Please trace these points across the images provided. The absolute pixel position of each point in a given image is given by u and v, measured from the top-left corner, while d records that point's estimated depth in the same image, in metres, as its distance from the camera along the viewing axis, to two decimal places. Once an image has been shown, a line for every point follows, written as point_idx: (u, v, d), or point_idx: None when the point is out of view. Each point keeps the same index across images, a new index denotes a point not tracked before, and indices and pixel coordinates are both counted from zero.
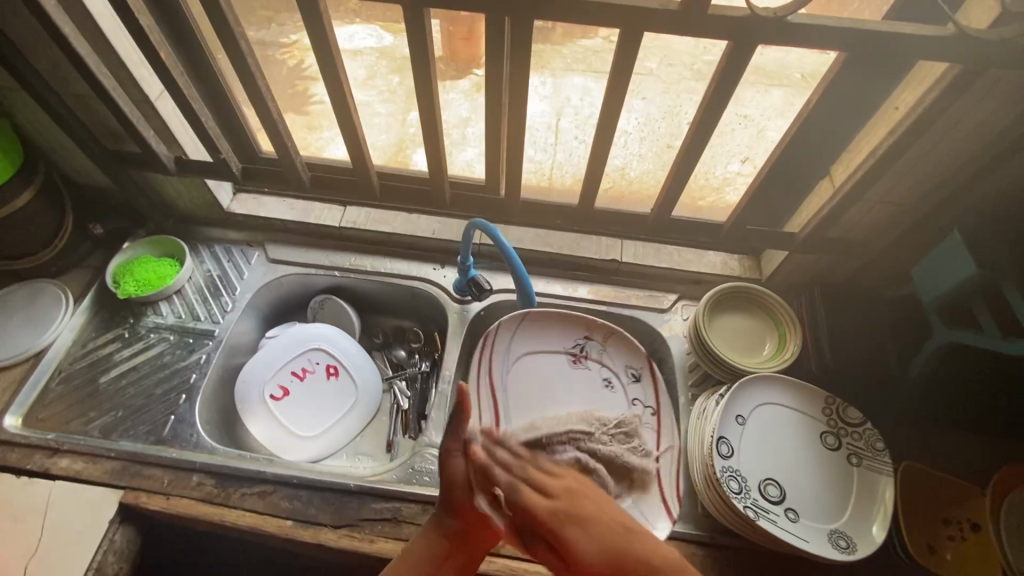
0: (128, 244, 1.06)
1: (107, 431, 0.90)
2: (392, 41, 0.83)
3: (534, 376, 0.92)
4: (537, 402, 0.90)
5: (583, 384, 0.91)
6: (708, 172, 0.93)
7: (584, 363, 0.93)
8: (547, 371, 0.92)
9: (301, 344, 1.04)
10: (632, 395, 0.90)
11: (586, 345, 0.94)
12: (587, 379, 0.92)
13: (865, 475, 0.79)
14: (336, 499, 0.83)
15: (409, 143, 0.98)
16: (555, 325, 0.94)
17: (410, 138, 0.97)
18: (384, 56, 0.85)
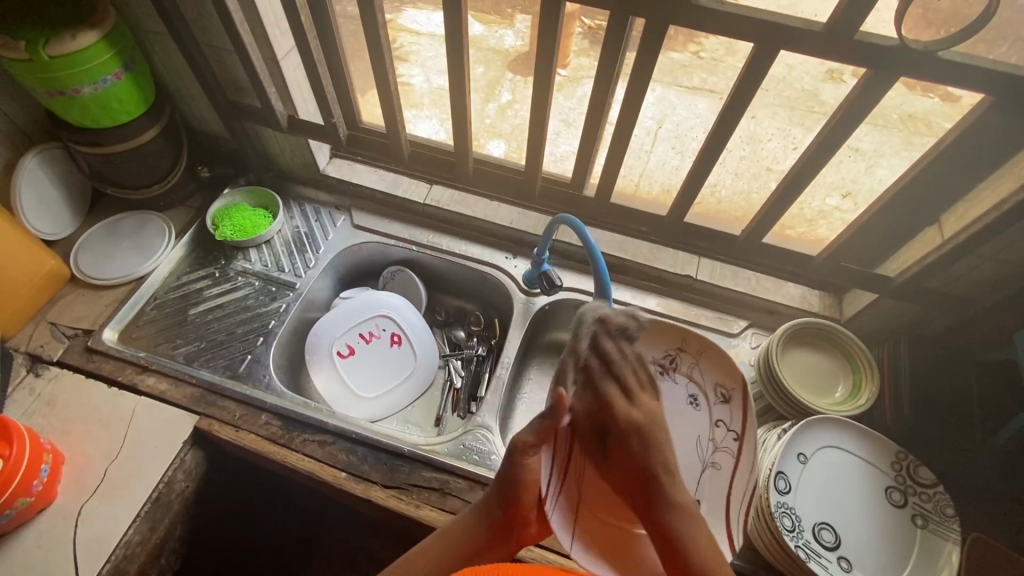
0: (229, 191, 1.13)
1: (191, 358, 0.97)
2: (482, 31, 0.92)
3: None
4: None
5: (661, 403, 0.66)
6: (803, 203, 0.93)
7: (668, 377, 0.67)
8: None
9: (371, 309, 1.08)
10: (715, 415, 0.63)
11: (676, 357, 0.67)
12: (674, 400, 0.66)
13: (929, 539, 0.75)
14: (389, 461, 0.86)
15: (483, 134, 1.04)
16: (637, 338, 0.67)
17: (483, 129, 1.03)
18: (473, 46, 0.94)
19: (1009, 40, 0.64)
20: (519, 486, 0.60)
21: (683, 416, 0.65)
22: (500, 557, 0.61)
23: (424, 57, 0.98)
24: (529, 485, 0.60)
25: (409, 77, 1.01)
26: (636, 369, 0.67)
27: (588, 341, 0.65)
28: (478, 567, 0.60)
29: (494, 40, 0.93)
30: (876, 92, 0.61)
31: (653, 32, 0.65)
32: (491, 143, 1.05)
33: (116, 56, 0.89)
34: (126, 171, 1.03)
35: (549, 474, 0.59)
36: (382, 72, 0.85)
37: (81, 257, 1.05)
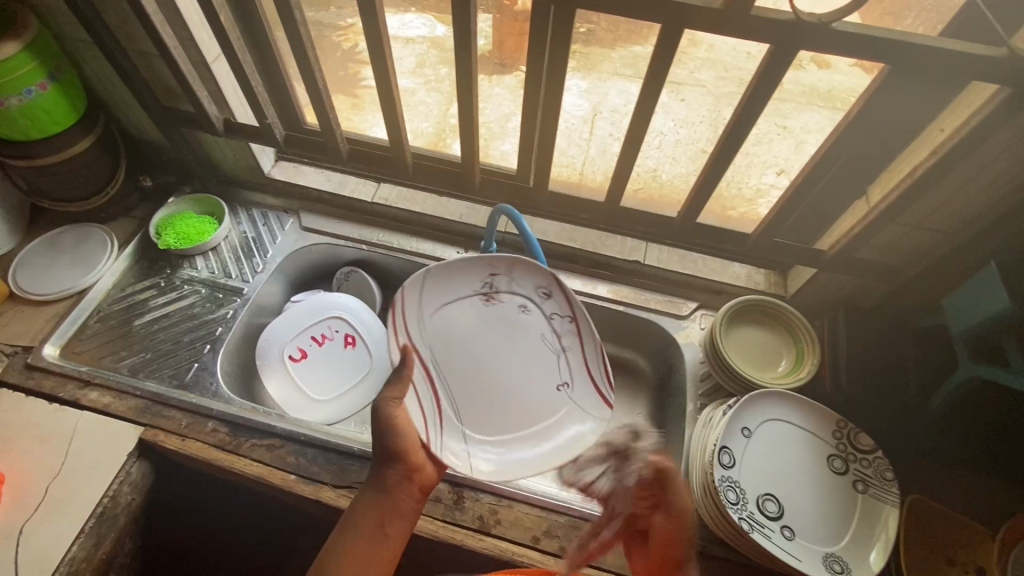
0: (173, 200, 1.12)
1: (136, 370, 0.95)
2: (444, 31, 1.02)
3: (458, 327, 0.72)
4: (473, 342, 0.72)
5: (501, 326, 0.72)
6: (740, 181, 0.96)
7: (494, 302, 0.73)
8: (457, 323, 0.72)
9: (323, 311, 1.08)
10: (549, 312, 0.72)
11: (494, 281, 0.72)
12: (501, 318, 0.73)
13: (869, 503, 0.77)
14: (340, 460, 0.85)
15: (448, 133, 1.04)
16: (452, 271, 0.71)
17: (449, 128, 1.03)
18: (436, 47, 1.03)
19: (914, 11, 0.67)
20: (392, 433, 0.65)
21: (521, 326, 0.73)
22: (404, 514, 0.65)
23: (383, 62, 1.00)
24: (398, 429, 0.65)
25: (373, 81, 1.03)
26: (461, 302, 0.72)
27: (426, 291, 0.70)
28: (388, 535, 0.63)
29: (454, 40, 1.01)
30: (780, 67, 0.62)
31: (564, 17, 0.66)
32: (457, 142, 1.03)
33: (41, 66, 0.87)
34: (62, 183, 1.01)
35: (423, 407, 0.68)
36: (313, 72, 0.85)
37: (20, 273, 1.03)
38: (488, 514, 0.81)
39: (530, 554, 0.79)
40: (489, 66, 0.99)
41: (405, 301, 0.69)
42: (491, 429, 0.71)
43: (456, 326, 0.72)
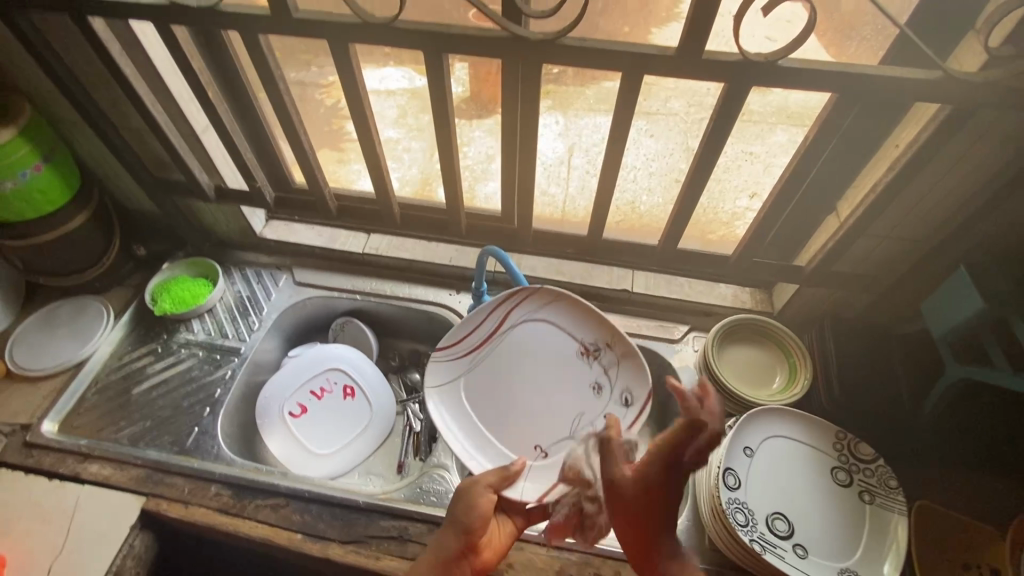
0: (167, 265, 1.14)
1: (136, 439, 0.95)
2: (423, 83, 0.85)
3: (524, 397, 0.86)
4: (522, 406, 0.86)
5: (549, 411, 0.85)
6: (716, 207, 0.98)
7: (559, 446, 0.82)
8: (548, 423, 0.84)
9: (321, 364, 1.09)
10: (552, 446, 0.82)
11: (543, 448, 0.83)
12: (579, 376, 0.86)
13: (877, 514, 0.77)
14: (345, 515, 0.84)
15: (434, 179, 1.00)
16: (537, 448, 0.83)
17: (435, 175, 0.99)
18: (415, 97, 0.88)
19: (856, 41, 0.70)
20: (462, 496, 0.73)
21: (547, 412, 0.85)
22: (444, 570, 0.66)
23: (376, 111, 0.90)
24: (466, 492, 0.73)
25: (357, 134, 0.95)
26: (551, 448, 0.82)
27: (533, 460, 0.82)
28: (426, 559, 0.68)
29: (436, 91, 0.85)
30: (735, 102, 0.67)
31: (533, 67, 0.68)
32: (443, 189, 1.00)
33: (35, 149, 0.90)
34: (58, 258, 1.03)
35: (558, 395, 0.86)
36: (295, 135, 0.88)
37: (17, 350, 1.04)
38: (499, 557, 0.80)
39: None
40: (466, 110, 0.87)
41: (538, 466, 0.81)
42: (538, 424, 0.84)
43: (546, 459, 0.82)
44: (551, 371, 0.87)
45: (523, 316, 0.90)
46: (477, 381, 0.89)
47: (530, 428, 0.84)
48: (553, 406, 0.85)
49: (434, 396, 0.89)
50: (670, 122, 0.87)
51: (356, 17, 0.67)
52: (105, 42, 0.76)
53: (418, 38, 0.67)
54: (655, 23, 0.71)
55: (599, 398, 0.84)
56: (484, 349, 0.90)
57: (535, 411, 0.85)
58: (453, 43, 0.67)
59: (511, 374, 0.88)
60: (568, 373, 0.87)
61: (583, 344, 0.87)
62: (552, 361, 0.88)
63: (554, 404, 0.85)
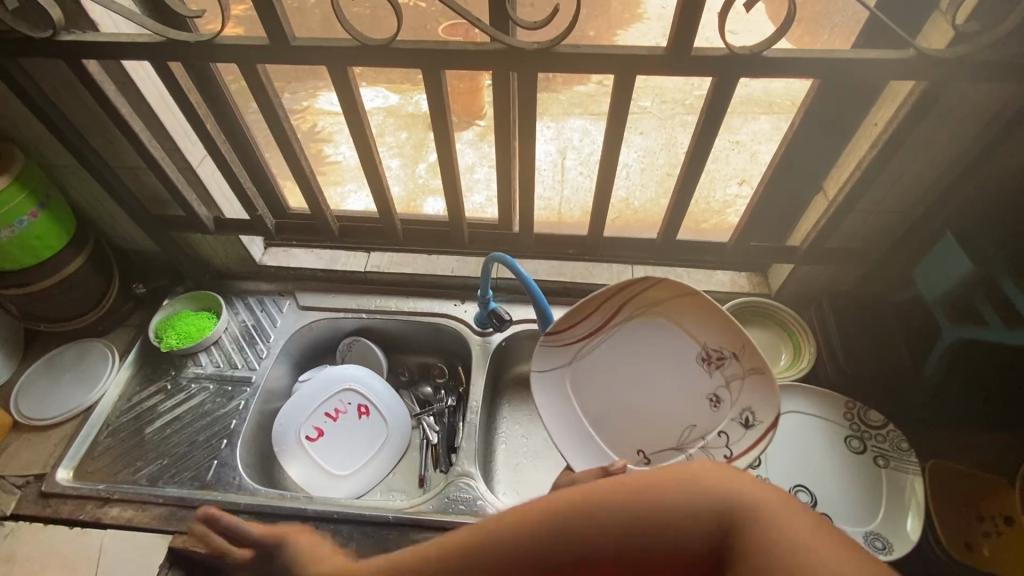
0: (168, 301, 1.13)
1: (154, 478, 0.94)
2: (398, 100, 0.89)
3: (632, 400, 0.82)
4: (631, 409, 0.82)
5: (662, 419, 0.80)
6: (708, 197, 1.01)
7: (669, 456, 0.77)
8: (661, 431, 0.79)
9: (334, 386, 1.09)
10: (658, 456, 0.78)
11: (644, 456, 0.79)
12: (699, 385, 0.80)
13: (893, 476, 0.80)
14: (376, 532, 0.85)
15: (420, 193, 1.03)
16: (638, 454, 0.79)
17: (420, 188, 1.02)
18: (392, 114, 0.91)
19: (828, 28, 0.75)
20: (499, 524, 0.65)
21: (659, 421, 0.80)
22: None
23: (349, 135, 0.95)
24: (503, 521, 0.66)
25: (340, 154, 0.99)
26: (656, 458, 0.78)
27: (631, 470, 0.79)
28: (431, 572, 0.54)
29: (412, 108, 0.90)
30: (723, 95, 0.70)
31: (528, 77, 0.71)
32: (430, 201, 1.04)
33: (31, 195, 0.89)
34: (58, 304, 1.02)
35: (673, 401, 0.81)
36: (295, 160, 0.89)
37: (24, 400, 1.03)
38: None
39: None
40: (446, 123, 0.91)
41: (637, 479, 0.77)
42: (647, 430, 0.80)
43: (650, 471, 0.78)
44: (665, 374, 0.82)
45: (638, 311, 0.84)
46: (581, 377, 0.86)
47: (641, 432, 0.80)
48: (666, 413, 0.80)
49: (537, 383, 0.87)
50: (656, 118, 0.90)
51: (352, 41, 0.68)
52: (101, 84, 0.77)
53: (415, 57, 0.68)
54: (619, 27, 0.74)
55: (716, 408, 0.77)
56: (591, 343, 0.86)
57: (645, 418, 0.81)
58: (449, 60, 0.69)
59: (621, 371, 0.84)
60: (687, 377, 0.81)
61: (705, 351, 0.80)
62: (671, 363, 0.82)
63: (667, 411, 0.80)
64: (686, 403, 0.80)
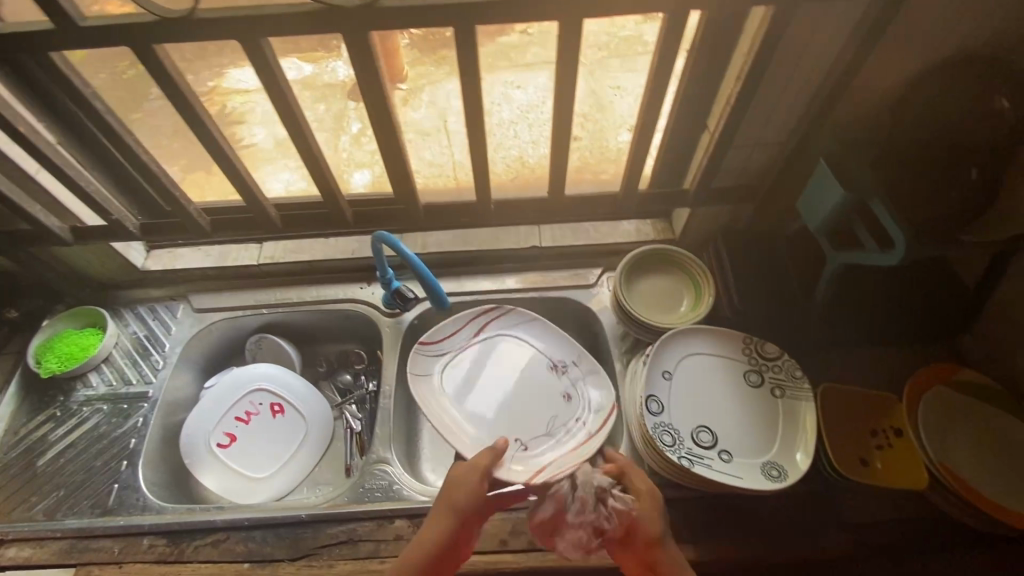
0: (47, 321, 1.04)
1: (52, 512, 0.89)
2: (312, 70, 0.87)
3: (502, 401, 0.91)
4: (500, 409, 0.90)
5: (529, 413, 0.90)
6: (601, 145, 0.97)
7: (531, 445, 0.88)
8: (528, 425, 0.89)
9: (243, 387, 1.04)
10: (529, 445, 0.87)
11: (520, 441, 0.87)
12: (555, 386, 0.93)
13: (789, 405, 0.83)
14: (291, 533, 0.83)
15: (345, 166, 0.98)
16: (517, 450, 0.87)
17: (344, 162, 0.98)
18: (308, 86, 0.88)
19: None
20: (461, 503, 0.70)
21: (527, 420, 0.90)
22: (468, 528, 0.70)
23: (260, 113, 0.92)
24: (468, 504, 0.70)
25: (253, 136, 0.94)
26: (529, 450, 0.87)
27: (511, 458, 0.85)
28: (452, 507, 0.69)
29: (328, 76, 0.88)
30: (573, 41, 0.66)
31: (361, 39, 0.65)
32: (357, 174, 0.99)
33: None
34: None
35: (532, 412, 0.90)
36: (139, 156, 0.81)
37: None
38: None
39: (501, 558, 0.80)
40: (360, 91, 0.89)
41: (519, 463, 0.85)
42: (517, 429, 0.89)
43: (523, 456, 0.86)
44: (528, 381, 0.93)
45: (501, 327, 0.97)
46: (454, 380, 0.93)
47: (510, 427, 0.89)
48: (532, 412, 0.91)
49: (422, 384, 0.91)
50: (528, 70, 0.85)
51: (150, 15, 0.60)
52: None
53: (226, 27, 0.61)
54: None
55: (569, 406, 0.91)
56: (468, 348, 0.95)
57: (513, 420, 0.90)
58: (266, 27, 0.62)
59: (490, 383, 0.93)
60: (542, 380, 0.93)
61: (558, 359, 0.95)
62: (532, 369, 0.94)
63: (535, 412, 0.91)
64: (548, 411, 0.90)
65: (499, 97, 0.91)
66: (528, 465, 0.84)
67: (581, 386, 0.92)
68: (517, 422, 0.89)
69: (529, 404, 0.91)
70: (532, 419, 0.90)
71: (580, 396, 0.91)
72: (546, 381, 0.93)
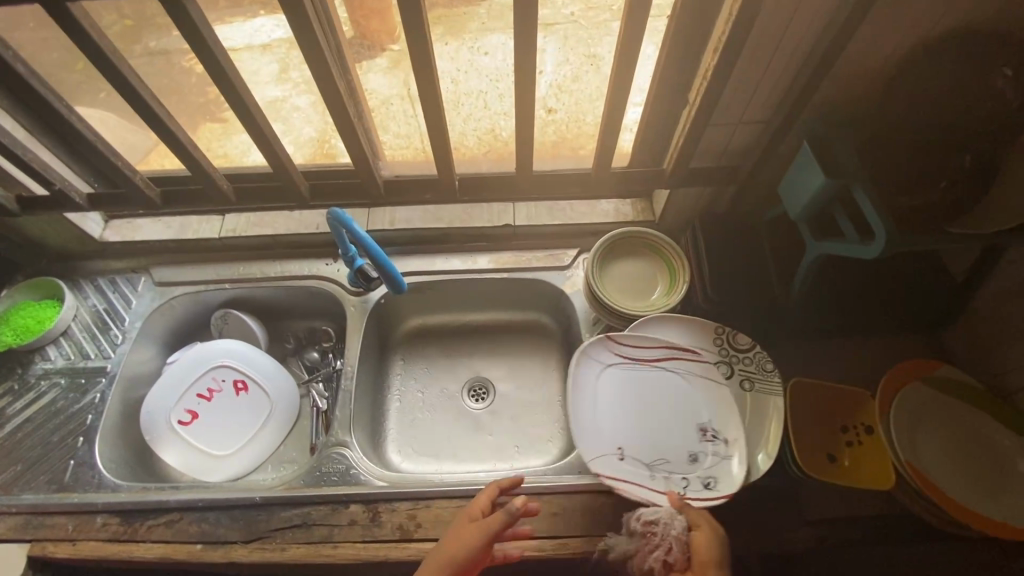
0: (5, 292, 1.02)
1: (7, 487, 0.88)
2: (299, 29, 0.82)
3: (622, 422, 0.80)
4: (629, 429, 0.80)
5: (636, 447, 0.78)
6: (579, 120, 0.91)
7: (627, 459, 0.77)
8: (640, 450, 0.78)
9: (204, 364, 1.01)
10: (623, 455, 0.77)
11: (623, 450, 0.77)
12: (688, 441, 0.79)
13: (758, 398, 0.80)
14: (245, 515, 0.82)
15: (331, 133, 0.93)
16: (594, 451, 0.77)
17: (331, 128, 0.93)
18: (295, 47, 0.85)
19: None
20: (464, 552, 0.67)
21: (640, 453, 0.78)
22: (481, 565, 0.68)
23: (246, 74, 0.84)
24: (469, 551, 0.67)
25: None
26: (607, 459, 0.77)
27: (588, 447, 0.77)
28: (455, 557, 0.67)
29: None
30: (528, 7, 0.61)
31: None
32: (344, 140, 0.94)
33: None
34: None
35: (637, 467, 0.77)
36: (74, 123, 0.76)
37: None
38: (406, 521, 0.80)
39: None
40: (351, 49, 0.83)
41: (604, 464, 0.75)
42: (644, 447, 0.78)
43: (615, 459, 0.77)
44: (673, 424, 0.80)
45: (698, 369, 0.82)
46: (619, 388, 0.82)
47: (637, 447, 0.78)
48: (659, 452, 0.78)
49: (579, 377, 0.81)
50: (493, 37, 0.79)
51: None
52: None
53: None
54: None
55: (691, 467, 0.77)
56: (644, 366, 0.83)
57: (638, 442, 0.79)
58: None
59: (631, 401, 0.81)
60: (677, 432, 0.80)
61: (709, 426, 0.79)
62: (684, 410, 0.81)
63: (661, 449, 0.78)
64: (657, 462, 0.78)
65: (466, 66, 0.85)
66: (610, 466, 0.76)
67: (729, 456, 0.77)
68: (618, 434, 0.79)
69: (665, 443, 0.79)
70: (640, 452, 0.78)
71: (711, 460, 0.77)
72: (674, 439, 0.79)
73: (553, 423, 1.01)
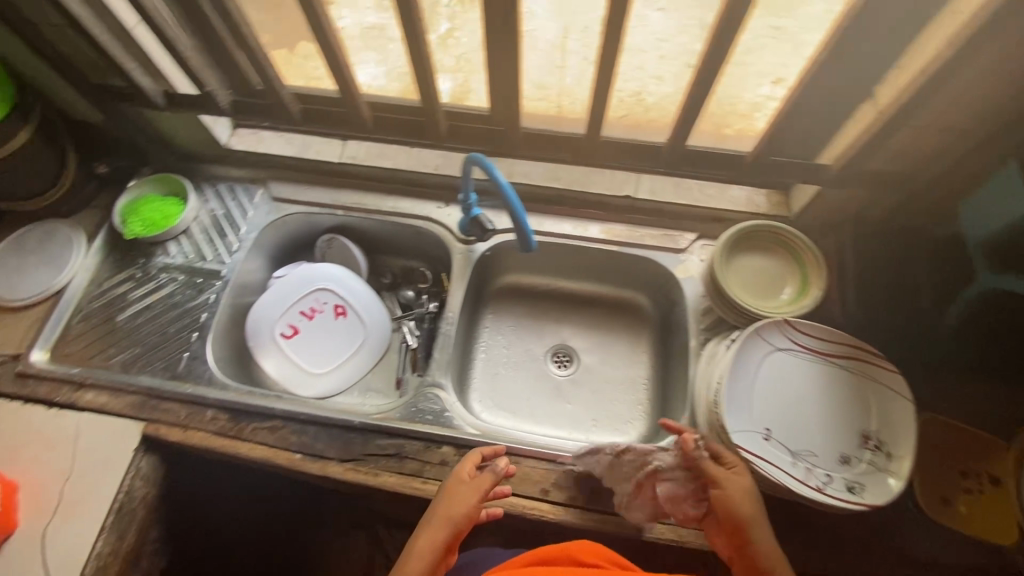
0: (135, 183, 1.06)
1: (127, 366, 0.94)
2: None
3: (776, 404, 0.77)
4: (790, 411, 0.77)
5: (783, 434, 0.76)
6: (736, 97, 0.81)
7: (772, 442, 0.75)
8: (784, 437, 0.76)
9: (311, 284, 1.04)
10: (767, 438, 0.75)
11: (769, 434, 0.75)
12: (844, 441, 0.76)
13: (883, 424, 0.75)
14: (343, 435, 0.85)
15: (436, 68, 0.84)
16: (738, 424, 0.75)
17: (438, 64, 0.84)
18: None
19: None
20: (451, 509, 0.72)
21: (783, 439, 0.76)
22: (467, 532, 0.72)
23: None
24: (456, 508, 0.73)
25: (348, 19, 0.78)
26: (749, 436, 0.75)
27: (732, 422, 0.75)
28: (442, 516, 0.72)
29: None
30: None
31: None
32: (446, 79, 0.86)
33: None
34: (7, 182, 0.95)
35: (786, 449, 0.75)
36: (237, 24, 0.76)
37: None
38: None
39: (541, 507, 0.79)
40: None
41: (745, 441, 0.74)
42: (788, 435, 0.76)
43: (756, 440, 0.75)
44: (834, 420, 0.77)
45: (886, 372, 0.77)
46: (790, 370, 0.79)
47: (790, 434, 0.76)
48: (808, 443, 0.76)
49: (755, 347, 0.79)
50: None
51: None
52: None
53: None
54: None
55: (843, 467, 0.74)
56: (826, 355, 0.79)
57: (789, 430, 0.76)
58: None
59: (800, 385, 0.79)
60: (841, 427, 0.77)
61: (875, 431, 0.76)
62: (859, 411, 0.77)
63: (804, 441, 0.76)
64: (802, 451, 0.75)
65: None
66: (753, 442, 0.75)
67: (883, 468, 0.73)
68: (764, 417, 0.77)
69: (828, 432, 0.76)
70: (785, 439, 0.76)
71: (862, 468, 0.74)
72: (820, 434, 0.76)
73: (638, 404, 0.99)
